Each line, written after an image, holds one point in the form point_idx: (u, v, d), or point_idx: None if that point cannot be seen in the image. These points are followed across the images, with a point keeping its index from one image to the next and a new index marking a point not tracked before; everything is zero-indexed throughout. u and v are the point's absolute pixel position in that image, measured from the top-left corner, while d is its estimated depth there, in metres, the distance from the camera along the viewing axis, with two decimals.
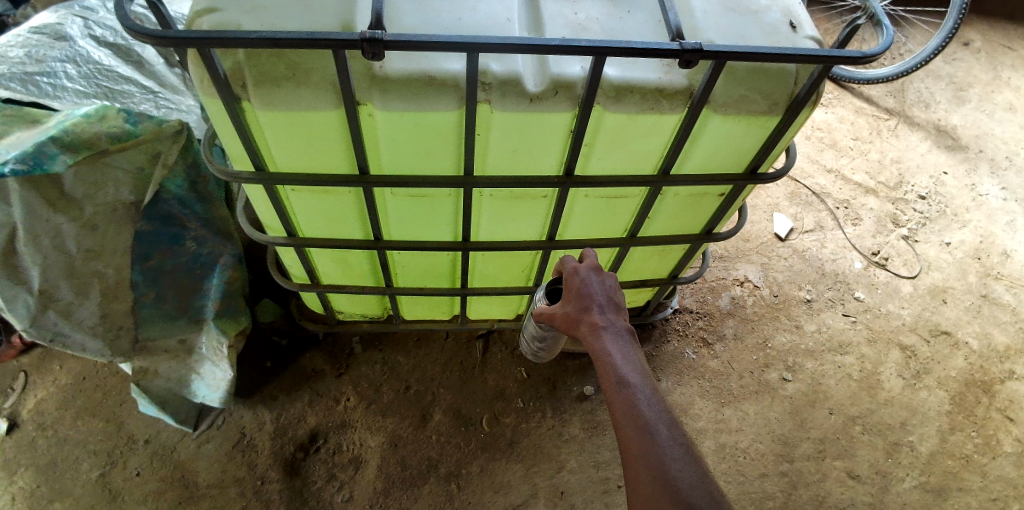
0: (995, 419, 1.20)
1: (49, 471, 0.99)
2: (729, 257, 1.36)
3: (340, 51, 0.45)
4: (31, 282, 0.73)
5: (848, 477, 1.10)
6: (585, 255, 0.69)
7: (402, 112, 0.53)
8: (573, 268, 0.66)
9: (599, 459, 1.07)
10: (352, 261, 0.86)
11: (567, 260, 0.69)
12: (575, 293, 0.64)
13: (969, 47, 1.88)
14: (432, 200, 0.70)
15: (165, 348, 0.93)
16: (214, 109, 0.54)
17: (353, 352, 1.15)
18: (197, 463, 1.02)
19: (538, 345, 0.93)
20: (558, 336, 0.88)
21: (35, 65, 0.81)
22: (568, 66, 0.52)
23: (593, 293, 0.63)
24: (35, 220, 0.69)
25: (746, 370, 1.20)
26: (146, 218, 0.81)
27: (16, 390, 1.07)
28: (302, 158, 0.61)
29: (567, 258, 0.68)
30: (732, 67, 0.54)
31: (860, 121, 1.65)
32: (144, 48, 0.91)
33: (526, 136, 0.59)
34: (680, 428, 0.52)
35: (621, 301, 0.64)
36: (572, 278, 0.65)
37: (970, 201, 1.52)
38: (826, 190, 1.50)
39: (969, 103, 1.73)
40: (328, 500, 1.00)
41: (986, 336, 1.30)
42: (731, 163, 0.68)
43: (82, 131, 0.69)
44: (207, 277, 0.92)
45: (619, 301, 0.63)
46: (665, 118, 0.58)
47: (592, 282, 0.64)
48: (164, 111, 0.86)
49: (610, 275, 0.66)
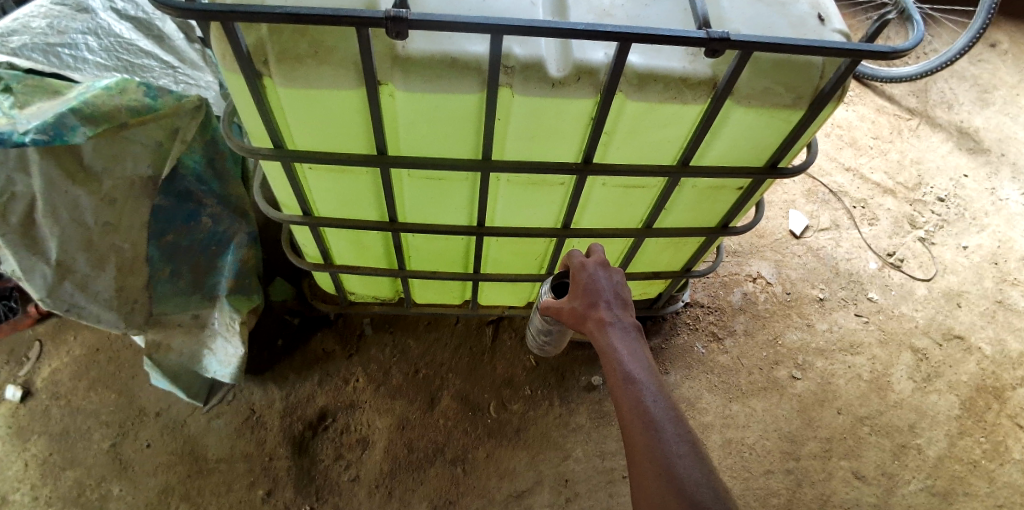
0: (1004, 426, 1.19)
1: (62, 440, 1.01)
2: (743, 252, 1.35)
3: (363, 29, 0.44)
4: (48, 253, 0.74)
5: (854, 477, 1.10)
6: (592, 250, 0.69)
7: (423, 93, 0.53)
8: (580, 264, 0.66)
9: (604, 450, 1.08)
10: (366, 243, 0.86)
11: (574, 254, 0.69)
12: (582, 288, 0.63)
13: (996, 48, 1.84)
14: (449, 184, 0.70)
15: (179, 322, 0.94)
16: (236, 84, 0.54)
17: (364, 334, 1.16)
18: (208, 436, 1.03)
19: (545, 339, 0.93)
20: (564, 331, 0.88)
21: (57, 37, 0.80)
22: (592, 52, 0.52)
23: (600, 289, 0.62)
24: (54, 191, 0.70)
25: (755, 367, 1.20)
26: (162, 194, 0.82)
27: (31, 359, 1.09)
28: (320, 136, 0.61)
29: (575, 253, 0.68)
30: (757, 58, 0.53)
31: (881, 120, 1.62)
32: (165, 22, 0.90)
33: (548, 123, 0.58)
34: (686, 426, 0.51)
35: (627, 297, 0.64)
36: (579, 273, 0.65)
37: (990, 205, 1.49)
38: (844, 189, 1.48)
39: (993, 105, 1.69)
40: (335, 478, 1.01)
41: (999, 342, 1.29)
42: (752, 155, 0.67)
43: (102, 104, 0.68)
44: (222, 255, 0.93)
45: (626, 298, 0.63)
46: (687, 108, 0.57)
47: (601, 278, 0.64)
48: (183, 87, 0.87)
49: (618, 272, 0.66)
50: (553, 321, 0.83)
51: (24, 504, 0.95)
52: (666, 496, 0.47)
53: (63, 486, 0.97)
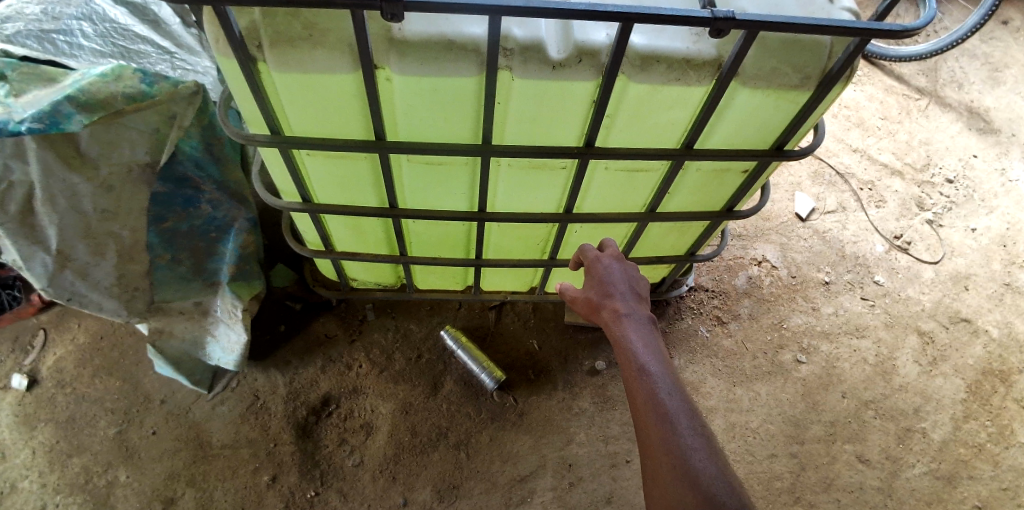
0: (1010, 409, 1.18)
1: (69, 427, 1.02)
2: (748, 236, 1.34)
3: (357, 11, 0.43)
4: (48, 242, 0.74)
5: (857, 461, 1.10)
6: (606, 244, 0.70)
7: (419, 77, 0.52)
8: (596, 256, 0.67)
9: (607, 434, 1.08)
10: (366, 229, 0.85)
11: (588, 248, 0.69)
12: (598, 279, 0.64)
13: (1009, 26, 1.80)
14: (448, 168, 0.69)
15: (181, 309, 0.94)
16: (229, 69, 0.53)
17: (366, 319, 1.16)
18: (212, 423, 1.04)
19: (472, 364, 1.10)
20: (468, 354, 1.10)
21: (51, 23, 0.79)
22: (593, 33, 0.50)
23: (617, 281, 0.63)
24: (51, 179, 0.69)
25: (759, 351, 1.19)
26: (161, 180, 0.80)
27: (36, 347, 1.09)
28: (317, 122, 0.60)
29: (589, 246, 0.69)
30: (765, 37, 0.51)
31: (889, 100, 1.60)
32: (161, 6, 0.88)
33: (549, 106, 0.57)
34: (700, 419, 0.51)
35: (643, 290, 0.64)
36: (595, 265, 0.66)
37: (999, 186, 1.47)
38: (851, 170, 1.46)
39: (1004, 85, 1.66)
40: (339, 463, 1.02)
41: (1007, 325, 1.28)
42: (758, 138, 0.65)
43: (98, 91, 0.67)
44: (222, 240, 0.93)
45: (641, 291, 0.63)
46: (691, 90, 0.56)
47: (615, 271, 0.64)
48: (179, 73, 0.84)
49: (632, 265, 0.67)
50: (473, 359, 1.10)
51: (32, 491, 0.97)
52: (682, 492, 0.47)
53: (71, 472, 0.98)
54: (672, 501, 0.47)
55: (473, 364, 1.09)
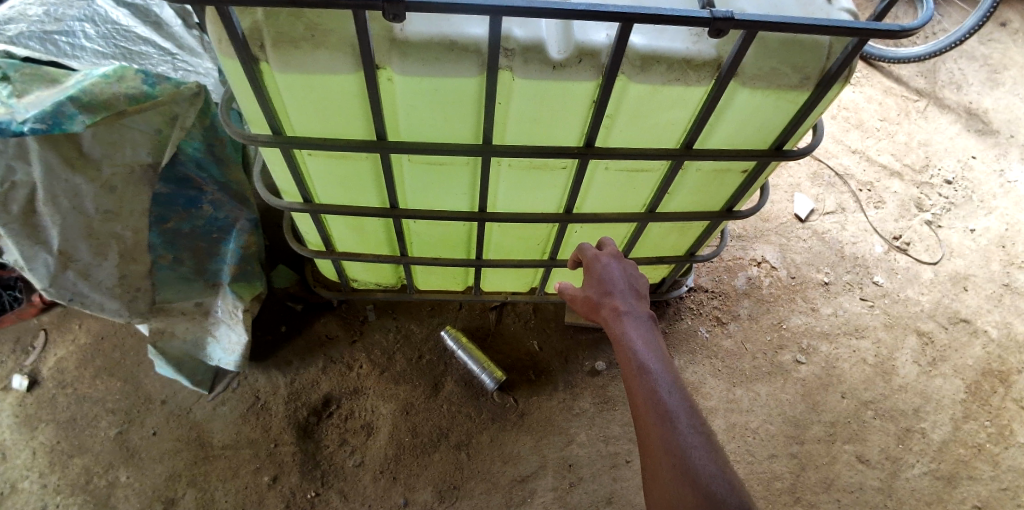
0: (1009, 409, 1.18)
1: (70, 428, 1.02)
2: (748, 236, 1.34)
3: (360, 11, 0.43)
4: (50, 243, 0.74)
5: (857, 461, 1.10)
6: (605, 243, 0.70)
7: (421, 77, 0.52)
8: (594, 255, 0.67)
9: (607, 434, 1.08)
10: (368, 229, 0.86)
11: (587, 247, 0.69)
12: (597, 278, 0.64)
13: (1007, 27, 1.80)
14: (449, 169, 0.69)
15: (182, 310, 0.94)
16: (232, 69, 0.53)
17: (367, 319, 1.17)
18: (213, 423, 1.04)
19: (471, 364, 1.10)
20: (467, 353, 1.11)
21: (54, 24, 0.80)
22: (593, 33, 0.51)
23: (616, 279, 0.63)
24: (54, 179, 0.69)
25: (759, 351, 1.19)
26: (162, 180, 0.81)
27: (37, 348, 1.09)
28: (319, 122, 0.60)
29: (588, 245, 0.69)
30: (764, 38, 0.52)
31: (888, 102, 1.60)
32: (163, 8, 0.88)
33: (550, 106, 0.57)
34: (700, 417, 0.51)
35: (642, 289, 0.64)
36: (594, 264, 0.66)
37: (997, 187, 1.47)
38: (850, 172, 1.46)
39: (1002, 86, 1.66)
40: (340, 463, 1.02)
41: (1006, 325, 1.28)
42: (758, 138, 0.66)
43: (100, 92, 0.67)
44: (224, 240, 0.94)
45: (640, 289, 0.64)
46: (691, 90, 0.56)
47: (615, 269, 0.65)
48: (180, 73, 0.84)
49: (632, 264, 0.67)
50: (472, 359, 1.10)
51: (33, 491, 0.97)
52: (682, 490, 0.47)
53: (72, 473, 0.98)
54: (672, 499, 0.47)
55: (473, 364, 1.10)
